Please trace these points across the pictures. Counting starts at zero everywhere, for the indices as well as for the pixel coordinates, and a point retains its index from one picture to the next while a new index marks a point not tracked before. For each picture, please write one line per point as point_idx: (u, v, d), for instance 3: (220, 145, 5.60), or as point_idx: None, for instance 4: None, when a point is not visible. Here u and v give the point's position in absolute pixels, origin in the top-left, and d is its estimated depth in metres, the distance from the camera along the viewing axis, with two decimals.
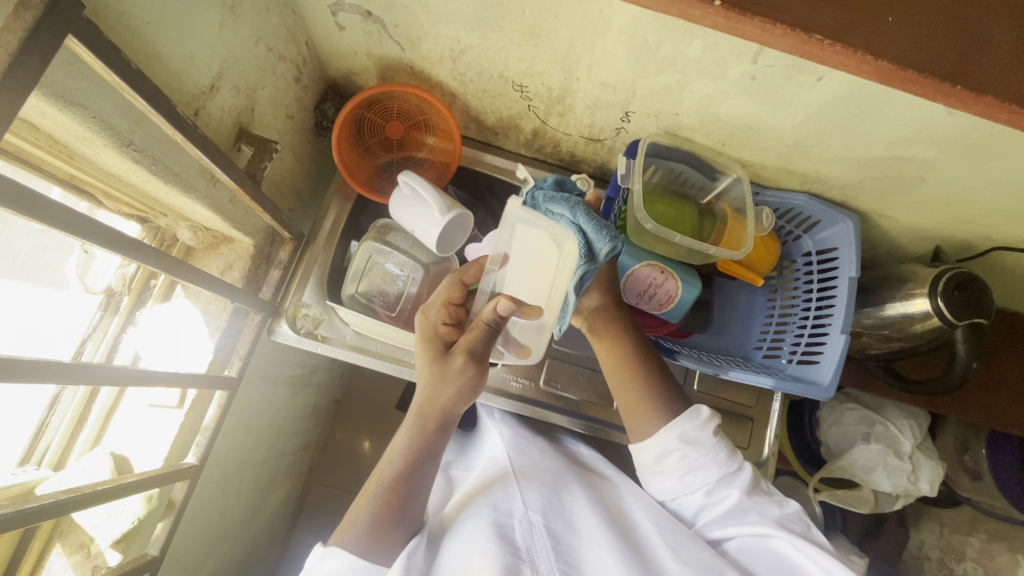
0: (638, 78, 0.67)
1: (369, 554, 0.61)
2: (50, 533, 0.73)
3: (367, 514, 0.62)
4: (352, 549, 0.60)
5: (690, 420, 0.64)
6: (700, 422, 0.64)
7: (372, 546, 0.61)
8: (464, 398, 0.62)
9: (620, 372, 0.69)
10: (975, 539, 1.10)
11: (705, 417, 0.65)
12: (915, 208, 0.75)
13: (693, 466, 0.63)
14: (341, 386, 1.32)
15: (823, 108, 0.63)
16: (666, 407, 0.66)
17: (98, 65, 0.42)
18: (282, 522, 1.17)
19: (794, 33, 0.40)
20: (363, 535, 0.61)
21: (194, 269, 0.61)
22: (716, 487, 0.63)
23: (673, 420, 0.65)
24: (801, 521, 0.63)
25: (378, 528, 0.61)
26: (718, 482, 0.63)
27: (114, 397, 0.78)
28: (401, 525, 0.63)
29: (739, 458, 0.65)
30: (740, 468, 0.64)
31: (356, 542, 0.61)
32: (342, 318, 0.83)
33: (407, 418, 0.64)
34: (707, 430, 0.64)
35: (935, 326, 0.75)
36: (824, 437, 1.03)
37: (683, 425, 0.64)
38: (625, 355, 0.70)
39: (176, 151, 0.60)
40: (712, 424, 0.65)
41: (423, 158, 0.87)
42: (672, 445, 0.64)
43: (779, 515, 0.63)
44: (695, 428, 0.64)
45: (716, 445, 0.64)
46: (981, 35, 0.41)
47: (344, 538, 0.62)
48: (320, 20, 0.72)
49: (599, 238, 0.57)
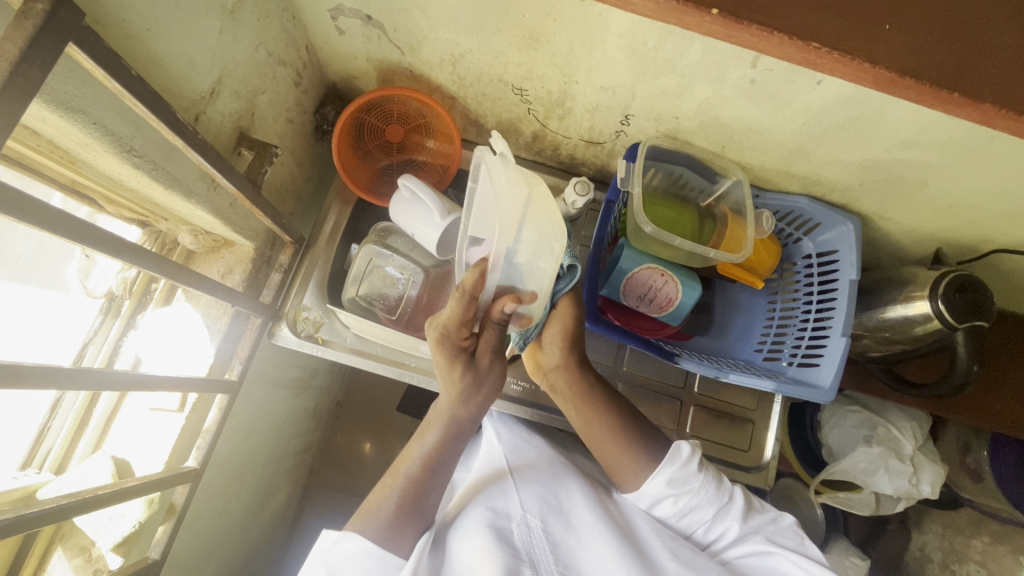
0: (637, 81, 0.67)
1: (389, 542, 0.59)
2: (51, 537, 0.74)
3: (389, 504, 0.62)
4: (370, 535, 0.59)
5: (673, 464, 0.64)
6: (682, 463, 0.64)
7: (391, 534, 0.60)
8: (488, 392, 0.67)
9: (592, 423, 0.69)
10: (978, 541, 1.08)
11: (686, 456, 0.64)
12: (915, 210, 0.75)
13: (688, 506, 0.64)
14: (342, 388, 1.32)
15: (823, 111, 0.63)
16: (644, 450, 0.66)
17: (99, 73, 0.42)
18: (283, 525, 1.17)
19: (791, 41, 0.40)
20: (383, 522, 0.60)
21: (195, 274, 0.61)
22: (713, 524, 0.65)
23: (658, 466, 0.65)
24: (795, 534, 0.64)
25: (400, 513, 0.62)
26: (714, 517, 0.64)
27: (115, 401, 0.78)
28: (419, 517, 0.63)
29: (729, 486, 0.65)
30: (732, 497, 0.65)
31: (373, 530, 0.60)
32: (342, 321, 0.83)
33: (437, 424, 0.66)
34: (691, 468, 0.64)
35: (936, 329, 0.75)
36: (826, 439, 1.03)
37: (668, 470, 0.64)
38: (590, 403, 0.69)
39: (176, 156, 0.60)
40: (695, 461, 0.65)
41: (424, 161, 0.87)
42: (661, 493, 0.64)
43: (772, 531, 0.64)
44: (680, 469, 0.64)
45: (703, 477, 0.64)
46: (979, 40, 0.41)
47: (359, 524, 0.61)
48: (320, 24, 0.73)
49: (564, 251, 0.66)
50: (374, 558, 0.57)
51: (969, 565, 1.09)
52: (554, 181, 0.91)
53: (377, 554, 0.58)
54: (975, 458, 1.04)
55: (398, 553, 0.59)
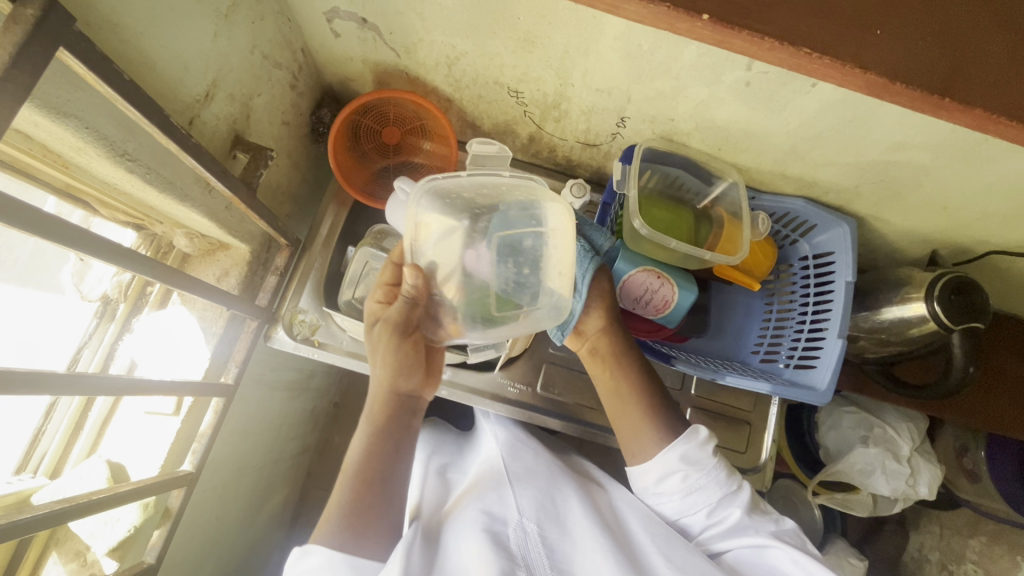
0: (633, 84, 0.67)
1: (349, 548, 0.58)
2: (45, 541, 0.72)
3: (338, 513, 0.60)
4: (329, 545, 0.58)
5: (689, 442, 0.64)
6: (698, 443, 0.65)
7: (349, 540, 0.59)
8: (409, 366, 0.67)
9: (621, 392, 0.69)
10: (975, 542, 1.09)
11: (704, 437, 0.65)
12: (911, 212, 0.75)
13: (695, 485, 0.64)
14: (339, 390, 1.32)
15: (818, 113, 0.63)
16: (667, 426, 0.67)
17: (91, 77, 0.42)
18: (280, 527, 1.17)
19: (783, 46, 0.40)
20: (338, 530, 0.59)
21: (189, 277, 0.61)
22: (717, 508, 0.64)
23: (673, 441, 0.65)
24: (796, 537, 0.64)
25: (351, 519, 0.60)
26: (719, 501, 0.64)
27: (110, 405, 0.77)
28: (378, 520, 0.61)
29: (738, 477, 0.66)
30: (740, 487, 0.65)
31: (333, 540, 0.58)
32: (339, 324, 0.83)
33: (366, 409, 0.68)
34: (706, 450, 0.65)
35: (932, 331, 0.75)
36: (824, 440, 1.02)
37: (683, 446, 0.64)
38: (626, 374, 0.69)
39: (170, 160, 0.60)
40: (711, 445, 0.66)
41: (420, 163, 0.87)
42: (672, 466, 0.64)
43: (775, 529, 0.64)
44: (695, 448, 0.64)
45: (715, 462, 0.65)
46: (971, 44, 0.41)
47: (320, 535, 0.60)
48: (315, 27, 0.72)
49: (601, 236, 0.74)
50: (342, 566, 0.56)
51: (966, 565, 1.09)
52: (551, 183, 0.91)
53: (342, 561, 0.57)
54: (972, 458, 1.04)
55: (363, 559, 0.58)
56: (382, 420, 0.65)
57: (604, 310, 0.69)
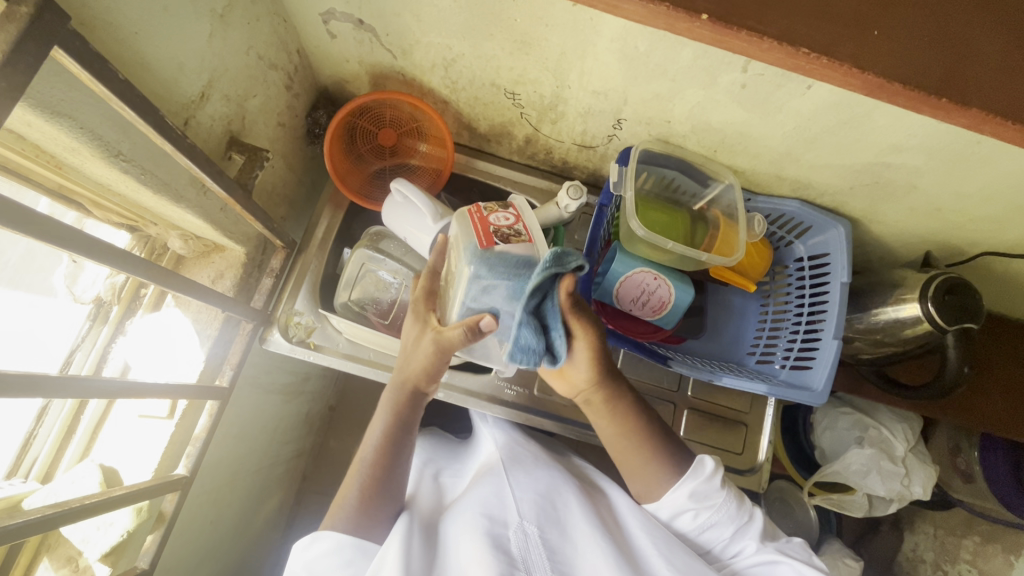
0: (629, 86, 0.67)
1: (361, 531, 0.62)
2: (37, 548, 0.72)
3: (352, 498, 0.63)
4: (340, 529, 0.62)
5: (697, 477, 0.64)
6: (705, 477, 0.64)
7: (361, 524, 0.62)
8: (435, 377, 0.66)
9: (624, 433, 0.68)
10: (969, 541, 1.09)
11: (710, 471, 0.65)
12: (905, 214, 0.76)
13: (707, 522, 0.64)
14: (334, 393, 1.32)
15: (812, 115, 0.63)
16: (669, 463, 0.66)
17: (86, 77, 0.42)
18: (276, 530, 1.16)
19: (780, 46, 0.40)
20: (352, 514, 0.62)
21: (184, 278, 0.61)
22: (730, 541, 0.65)
23: (681, 479, 0.65)
24: (802, 549, 0.65)
25: (366, 504, 0.63)
26: (733, 534, 0.65)
27: (102, 410, 0.77)
28: (387, 504, 0.64)
29: (749, 505, 0.66)
30: (752, 517, 0.65)
31: (343, 526, 0.62)
32: (335, 326, 0.82)
33: (382, 403, 0.68)
34: (714, 484, 0.64)
35: (927, 331, 0.76)
36: (819, 441, 1.04)
37: (692, 484, 0.64)
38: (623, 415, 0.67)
39: (165, 160, 0.59)
40: (718, 478, 0.65)
41: (416, 165, 0.87)
42: (681, 505, 0.64)
43: (782, 545, 0.65)
44: (703, 483, 0.64)
45: (725, 495, 0.65)
46: (964, 48, 0.42)
47: (331, 521, 0.63)
48: (311, 28, 0.72)
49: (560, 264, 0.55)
50: (350, 547, 0.60)
51: (961, 565, 1.10)
52: (547, 185, 0.91)
53: (350, 544, 0.60)
54: (965, 458, 1.05)
55: (371, 541, 0.62)
56: (401, 418, 0.66)
57: (596, 345, 0.63)
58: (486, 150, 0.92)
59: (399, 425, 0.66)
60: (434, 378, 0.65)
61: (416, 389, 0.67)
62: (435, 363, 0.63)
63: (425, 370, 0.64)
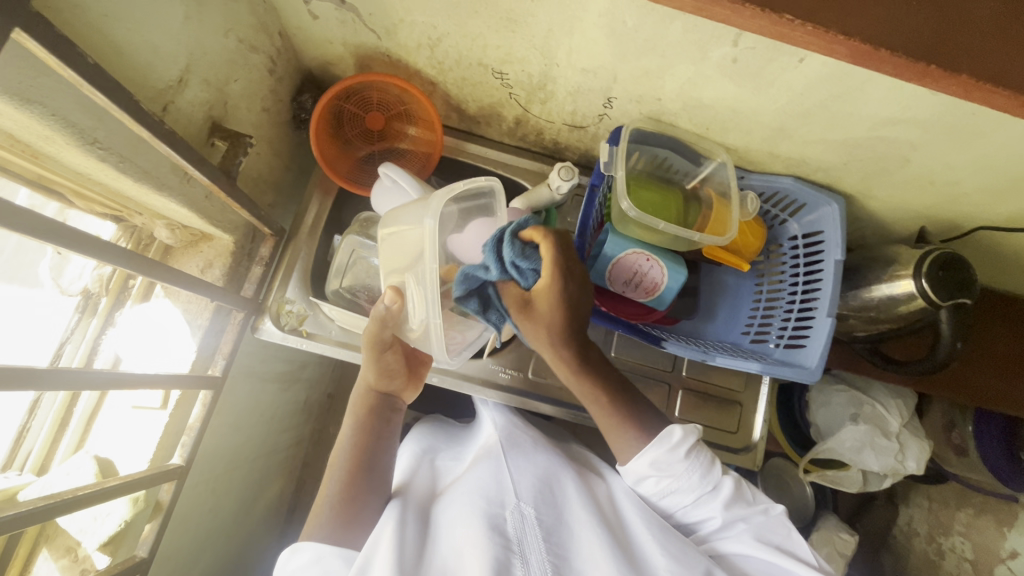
0: (618, 63, 0.66)
1: (341, 539, 0.61)
2: (34, 538, 0.72)
3: (327, 508, 0.63)
4: (320, 539, 0.61)
5: (661, 446, 0.63)
6: (670, 447, 0.62)
7: (340, 533, 0.61)
8: (388, 374, 0.71)
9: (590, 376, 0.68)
10: (963, 513, 1.11)
11: (676, 439, 0.62)
12: (900, 189, 0.75)
13: (668, 488, 0.63)
14: (332, 380, 1.32)
15: (804, 90, 0.62)
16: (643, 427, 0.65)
17: (53, 61, 0.41)
18: (277, 518, 1.18)
19: (762, 13, 0.40)
20: (328, 524, 0.62)
21: (170, 268, 0.59)
22: (693, 506, 0.64)
23: (646, 446, 0.63)
24: (782, 526, 0.64)
25: (341, 511, 0.63)
26: (693, 502, 0.64)
27: (97, 399, 0.77)
28: (366, 510, 0.64)
29: (717, 475, 0.63)
30: (719, 485, 0.63)
31: (321, 534, 0.61)
32: (327, 314, 0.81)
33: (347, 418, 0.72)
34: (677, 454, 0.62)
35: (920, 308, 0.75)
36: (814, 419, 1.03)
37: (654, 452, 0.63)
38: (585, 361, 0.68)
39: (144, 147, 0.58)
40: (684, 447, 0.62)
41: (405, 149, 0.85)
42: (644, 472, 0.64)
43: (760, 526, 0.63)
44: (667, 453, 0.62)
45: (687, 463, 0.63)
46: (955, 14, 0.41)
47: (310, 532, 0.62)
48: (293, 9, 0.70)
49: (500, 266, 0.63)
50: (330, 558, 0.58)
51: (954, 537, 1.11)
52: (537, 167, 0.90)
53: (329, 554, 0.59)
54: (959, 433, 1.04)
55: (352, 549, 0.60)
56: (367, 418, 0.71)
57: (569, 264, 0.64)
58: (476, 133, 0.91)
59: (368, 427, 0.70)
60: (387, 374, 0.71)
61: (375, 391, 0.73)
62: (378, 357, 0.69)
63: (377, 367, 0.70)
